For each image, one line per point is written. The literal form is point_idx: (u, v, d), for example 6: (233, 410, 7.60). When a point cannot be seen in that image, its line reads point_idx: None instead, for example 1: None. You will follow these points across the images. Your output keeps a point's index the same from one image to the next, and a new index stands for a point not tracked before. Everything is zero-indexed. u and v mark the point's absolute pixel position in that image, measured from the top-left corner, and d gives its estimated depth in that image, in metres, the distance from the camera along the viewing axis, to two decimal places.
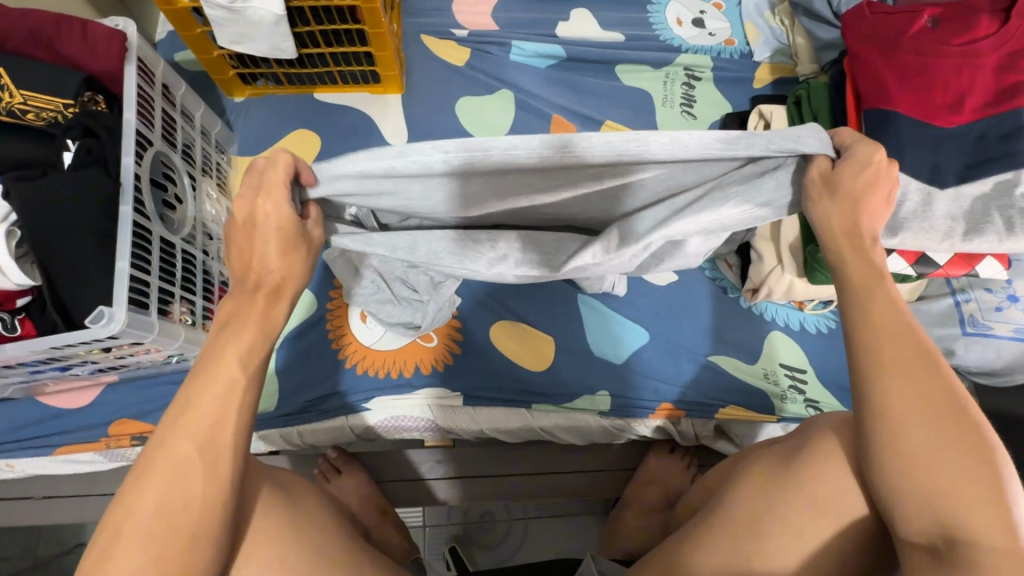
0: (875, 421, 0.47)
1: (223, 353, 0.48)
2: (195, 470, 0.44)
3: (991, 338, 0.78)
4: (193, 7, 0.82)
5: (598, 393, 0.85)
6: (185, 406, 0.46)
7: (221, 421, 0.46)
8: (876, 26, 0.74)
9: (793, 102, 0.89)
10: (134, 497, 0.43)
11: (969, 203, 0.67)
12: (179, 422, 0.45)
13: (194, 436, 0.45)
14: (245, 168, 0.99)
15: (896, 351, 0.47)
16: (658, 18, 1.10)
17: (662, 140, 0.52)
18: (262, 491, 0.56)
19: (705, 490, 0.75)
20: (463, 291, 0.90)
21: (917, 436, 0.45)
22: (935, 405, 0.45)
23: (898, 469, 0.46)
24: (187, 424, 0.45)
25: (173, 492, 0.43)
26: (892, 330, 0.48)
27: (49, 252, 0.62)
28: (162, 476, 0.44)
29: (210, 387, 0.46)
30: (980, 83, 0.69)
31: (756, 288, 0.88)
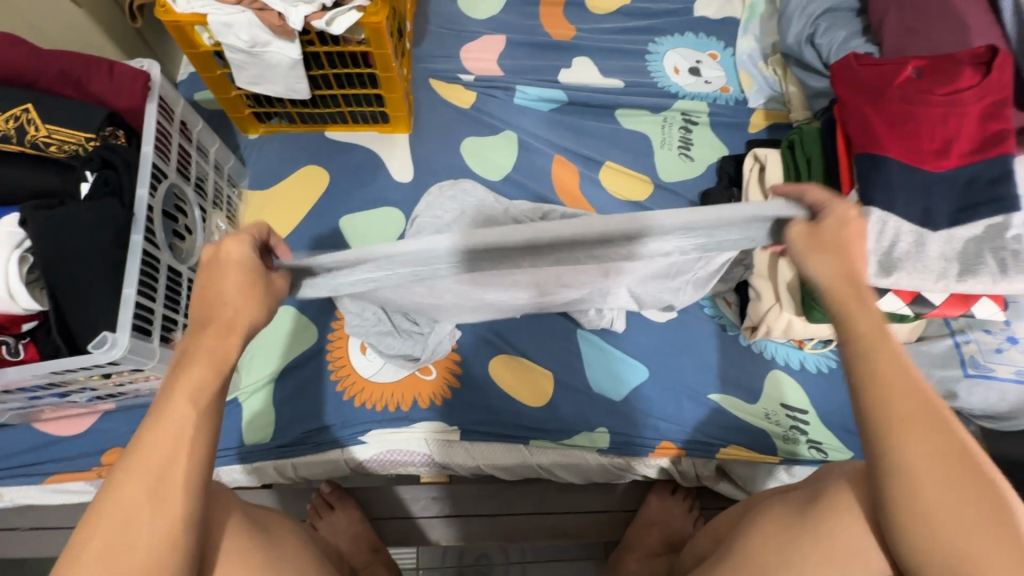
0: (900, 481, 0.43)
1: (171, 393, 0.45)
2: (144, 508, 0.42)
3: (993, 380, 0.77)
4: (216, 51, 0.87)
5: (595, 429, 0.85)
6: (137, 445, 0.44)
7: (180, 459, 0.44)
8: (864, 76, 0.77)
9: (786, 146, 0.92)
10: (84, 535, 0.41)
11: (962, 245, 0.68)
12: (137, 458, 0.43)
13: (154, 471, 0.43)
14: (254, 201, 1.01)
15: (903, 411, 0.44)
16: (655, 67, 1.16)
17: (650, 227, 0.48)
18: (229, 520, 0.55)
19: (713, 537, 0.73)
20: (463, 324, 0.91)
21: (938, 497, 0.42)
22: (955, 463, 0.42)
23: (930, 533, 0.41)
24: (141, 464, 0.43)
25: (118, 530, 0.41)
26: (900, 392, 0.44)
27: (60, 279, 0.63)
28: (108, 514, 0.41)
29: (163, 423, 0.44)
30: (966, 131, 0.72)
31: (755, 326, 0.88)
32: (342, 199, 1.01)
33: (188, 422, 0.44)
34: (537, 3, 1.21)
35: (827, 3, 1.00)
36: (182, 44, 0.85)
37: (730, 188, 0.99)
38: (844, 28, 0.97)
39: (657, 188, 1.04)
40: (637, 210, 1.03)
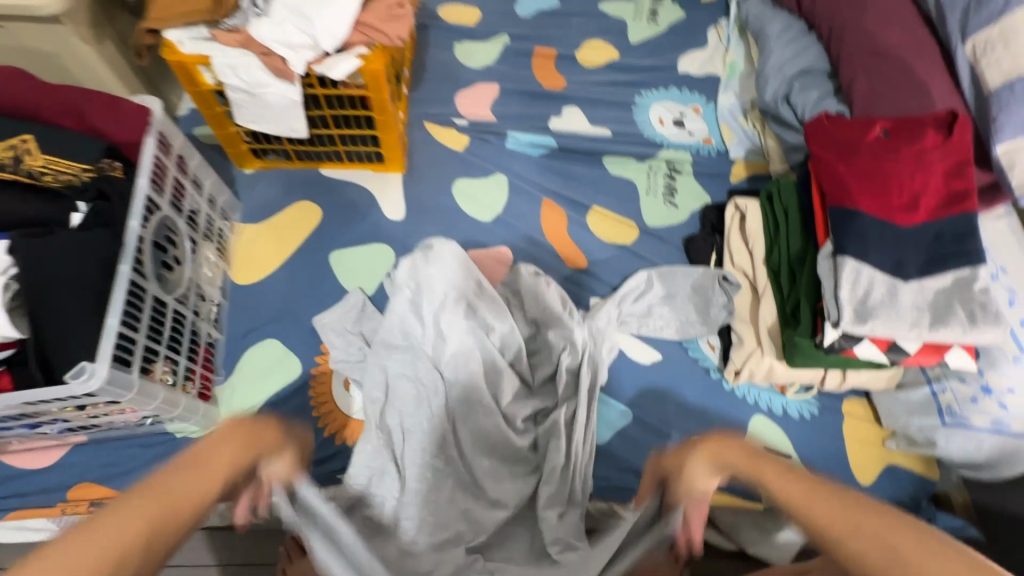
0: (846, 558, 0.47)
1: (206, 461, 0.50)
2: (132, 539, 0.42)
3: (970, 430, 0.78)
4: (217, 90, 0.90)
5: (579, 471, 0.84)
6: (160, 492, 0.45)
7: (192, 510, 0.47)
8: (835, 134, 0.82)
9: (765, 196, 0.95)
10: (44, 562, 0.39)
11: (933, 295, 0.71)
12: (138, 498, 0.44)
13: (149, 516, 0.44)
14: (245, 234, 1.02)
15: (826, 508, 0.50)
16: (641, 118, 1.21)
17: None
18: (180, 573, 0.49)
19: None
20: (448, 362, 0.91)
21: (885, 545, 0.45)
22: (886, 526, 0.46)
23: None
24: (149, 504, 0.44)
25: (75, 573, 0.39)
26: (822, 502, 0.50)
27: (40, 306, 0.62)
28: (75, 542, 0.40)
29: (185, 474, 0.48)
30: (932, 188, 0.76)
31: (737, 370, 0.89)
32: (334, 235, 1.02)
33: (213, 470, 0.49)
34: (529, 54, 1.28)
35: (801, 65, 1.06)
36: (185, 83, 0.88)
37: (713, 234, 1.02)
38: (817, 88, 1.02)
39: (643, 232, 1.07)
40: (623, 253, 1.05)
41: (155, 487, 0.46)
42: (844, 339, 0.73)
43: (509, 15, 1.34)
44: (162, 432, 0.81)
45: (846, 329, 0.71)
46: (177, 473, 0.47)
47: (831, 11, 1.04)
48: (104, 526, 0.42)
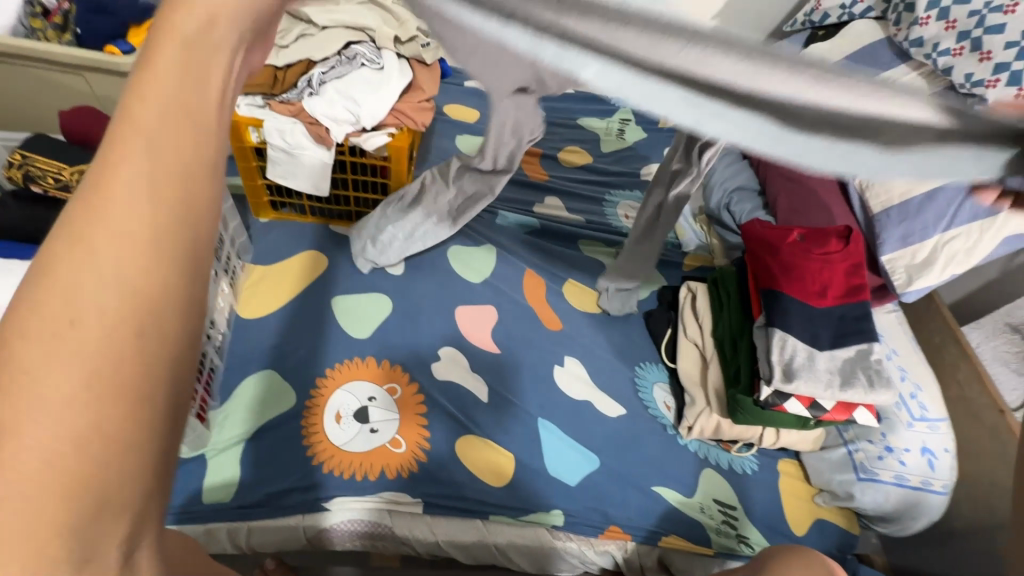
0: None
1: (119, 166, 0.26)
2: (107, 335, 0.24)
3: (878, 483, 0.93)
4: (257, 147, 1.04)
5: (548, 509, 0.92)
6: (90, 206, 0.26)
7: (155, 301, 0.26)
8: (763, 235, 1.04)
9: (712, 281, 1.15)
10: None
11: (841, 363, 0.89)
12: (56, 263, 0.25)
13: (67, 310, 0.24)
14: (254, 274, 1.11)
15: None
16: (610, 210, 1.44)
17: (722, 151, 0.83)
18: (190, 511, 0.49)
19: None
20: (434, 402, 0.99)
21: None
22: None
23: None
24: (100, 229, 0.25)
25: (53, 433, 0.23)
26: None
27: None
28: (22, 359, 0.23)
29: (100, 209, 0.25)
30: (836, 280, 0.97)
31: (690, 426, 1.03)
32: (336, 282, 1.12)
33: (139, 228, 0.26)
34: None
35: (737, 183, 1.33)
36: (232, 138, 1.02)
37: (669, 310, 1.20)
38: (750, 202, 1.28)
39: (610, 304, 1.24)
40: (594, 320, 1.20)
41: (87, 228, 0.25)
42: (776, 396, 0.89)
43: None
44: None
45: (777, 386, 0.87)
46: (107, 140, 0.26)
47: None
48: (70, 295, 0.24)
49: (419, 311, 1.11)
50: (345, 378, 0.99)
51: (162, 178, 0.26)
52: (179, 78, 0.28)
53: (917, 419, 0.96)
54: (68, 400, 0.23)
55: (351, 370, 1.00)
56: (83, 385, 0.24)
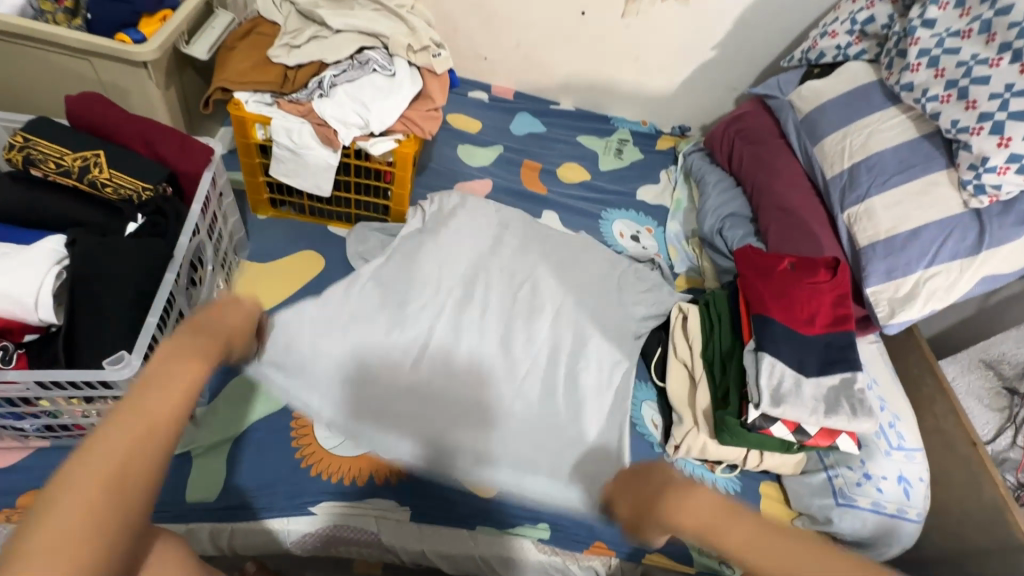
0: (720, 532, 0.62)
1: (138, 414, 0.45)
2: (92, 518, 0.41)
3: (856, 509, 0.96)
4: (263, 145, 1.04)
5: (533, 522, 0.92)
6: (110, 437, 0.44)
7: (129, 494, 0.43)
8: (756, 261, 1.07)
9: (703, 303, 1.16)
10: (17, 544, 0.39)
11: (827, 390, 0.92)
12: (86, 465, 0.43)
13: (109, 468, 0.43)
14: (249, 271, 1.10)
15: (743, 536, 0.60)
16: (605, 228, 1.46)
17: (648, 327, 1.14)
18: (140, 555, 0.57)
19: None
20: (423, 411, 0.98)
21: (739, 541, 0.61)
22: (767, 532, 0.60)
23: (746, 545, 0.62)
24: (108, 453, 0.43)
25: (66, 541, 0.40)
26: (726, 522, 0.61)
27: (84, 296, 0.68)
28: (64, 497, 0.41)
29: (114, 438, 0.44)
30: (824, 309, 1.00)
31: (678, 445, 1.04)
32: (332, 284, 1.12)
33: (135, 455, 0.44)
34: (519, 164, 1.53)
35: (731, 210, 1.36)
36: (237, 133, 1.01)
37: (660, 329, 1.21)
38: (742, 228, 1.32)
39: None
40: None
41: (106, 447, 0.44)
42: (763, 419, 0.91)
43: (505, 132, 1.62)
44: None
45: (765, 410, 0.89)
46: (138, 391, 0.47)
47: (753, 174, 1.35)
48: (85, 488, 0.42)
49: (405, 316, 1.08)
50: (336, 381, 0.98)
51: (160, 424, 0.46)
52: (196, 361, 0.50)
53: (895, 448, 0.99)
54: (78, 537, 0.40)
55: (339, 374, 0.99)
56: (80, 546, 0.40)
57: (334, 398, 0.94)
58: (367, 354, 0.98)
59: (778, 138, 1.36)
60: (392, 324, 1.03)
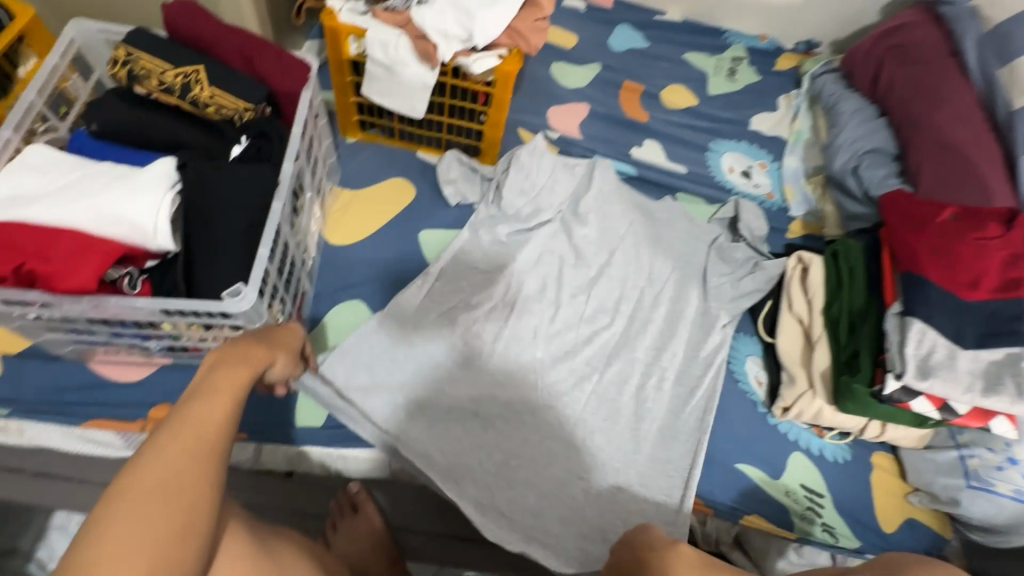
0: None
1: (190, 423, 0.48)
2: (171, 517, 0.43)
3: (993, 495, 0.86)
4: (355, 61, 0.96)
5: (626, 472, 0.91)
6: (165, 446, 0.46)
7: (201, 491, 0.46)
8: (908, 210, 0.92)
9: (830, 254, 1.03)
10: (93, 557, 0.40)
11: (986, 366, 0.79)
12: (147, 471, 0.44)
13: (165, 473, 0.44)
14: (341, 199, 1.06)
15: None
16: (713, 162, 1.31)
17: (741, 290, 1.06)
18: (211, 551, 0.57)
19: None
20: (518, 353, 0.96)
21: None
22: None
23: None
24: (164, 460, 0.45)
25: (140, 549, 0.41)
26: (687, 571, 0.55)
27: (200, 224, 0.67)
28: (133, 506, 0.42)
29: (168, 447, 0.46)
30: (993, 271, 0.85)
31: (786, 407, 0.96)
32: (424, 215, 1.07)
33: (196, 458, 0.46)
34: (618, 86, 1.37)
35: (871, 144, 1.17)
36: (330, 47, 0.94)
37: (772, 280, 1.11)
38: (883, 167, 1.13)
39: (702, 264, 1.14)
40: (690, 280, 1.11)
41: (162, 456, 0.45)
42: (903, 392, 0.80)
43: (603, 47, 1.44)
44: None
45: (908, 382, 0.78)
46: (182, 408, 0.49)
47: (906, 103, 1.14)
48: (153, 492, 0.43)
49: (497, 254, 1.03)
50: (432, 319, 0.97)
51: (213, 427, 0.49)
52: (233, 376, 0.54)
53: None
54: (156, 536, 0.42)
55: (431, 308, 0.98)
56: (168, 538, 0.42)
57: (428, 347, 0.95)
58: (441, 317, 0.97)
59: (947, 58, 1.15)
60: (466, 284, 1.00)
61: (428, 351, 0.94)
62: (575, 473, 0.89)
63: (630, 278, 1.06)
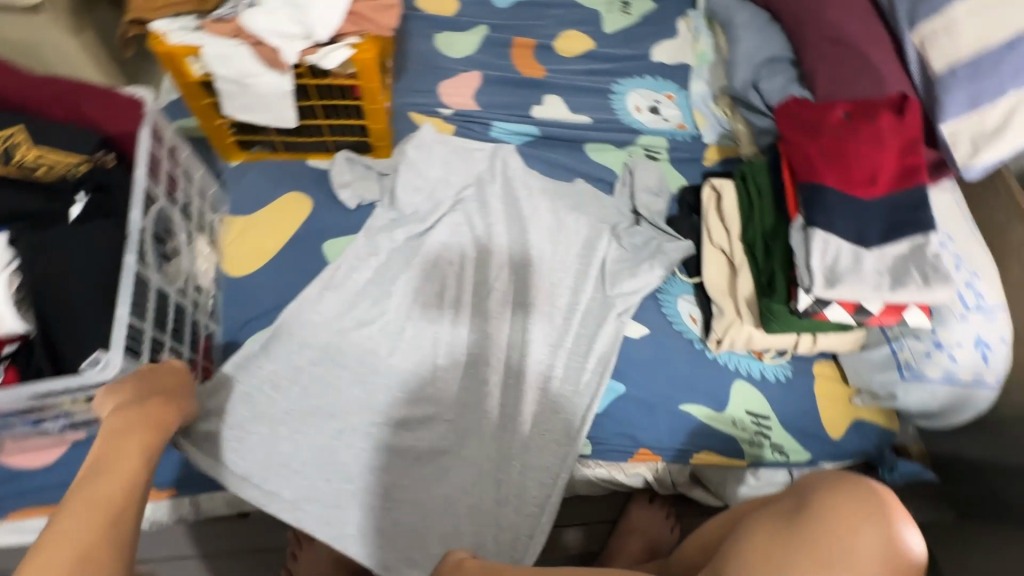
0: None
1: (99, 485, 0.51)
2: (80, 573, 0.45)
3: (926, 381, 0.87)
4: (205, 81, 0.90)
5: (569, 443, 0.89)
6: (77, 508, 0.49)
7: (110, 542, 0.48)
8: (801, 116, 0.89)
9: (739, 177, 1.02)
10: None
11: (892, 261, 0.79)
12: (58, 533, 0.47)
13: (78, 531, 0.47)
14: (235, 228, 1.01)
15: None
16: (618, 105, 1.26)
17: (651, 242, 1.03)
18: None
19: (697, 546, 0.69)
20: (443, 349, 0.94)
21: None
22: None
23: None
24: (75, 520, 0.48)
25: None
26: None
27: (48, 298, 0.63)
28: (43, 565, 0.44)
29: (76, 509, 0.49)
30: (890, 162, 0.83)
31: (719, 338, 0.96)
32: (325, 226, 1.04)
33: (106, 514, 0.49)
34: (509, 44, 1.31)
35: (768, 53, 1.12)
36: (172, 73, 0.88)
37: (691, 214, 1.09)
38: (783, 74, 1.09)
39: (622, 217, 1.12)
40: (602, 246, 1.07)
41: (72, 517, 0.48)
42: (817, 304, 0.80)
43: (486, 6, 1.36)
44: None
45: (818, 294, 0.78)
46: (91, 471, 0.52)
47: (793, 3, 1.10)
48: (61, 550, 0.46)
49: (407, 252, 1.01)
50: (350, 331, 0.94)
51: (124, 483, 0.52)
52: (143, 435, 0.58)
53: (971, 309, 0.87)
54: None
55: (346, 319, 0.95)
56: None
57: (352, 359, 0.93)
58: (360, 326, 0.94)
59: None
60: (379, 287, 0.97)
61: (350, 365, 0.92)
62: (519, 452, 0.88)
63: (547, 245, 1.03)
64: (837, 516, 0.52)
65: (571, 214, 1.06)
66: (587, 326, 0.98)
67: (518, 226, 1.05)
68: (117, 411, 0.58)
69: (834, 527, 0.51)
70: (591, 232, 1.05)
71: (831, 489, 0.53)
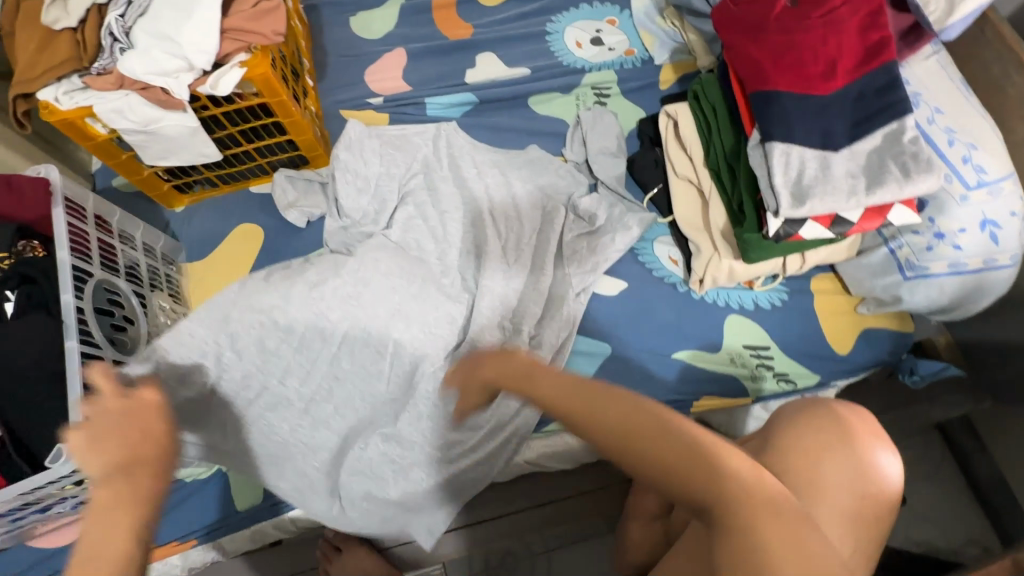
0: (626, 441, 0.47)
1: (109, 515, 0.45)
2: None
3: (931, 278, 0.80)
4: (115, 137, 0.87)
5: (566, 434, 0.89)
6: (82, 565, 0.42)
7: None
8: (741, 16, 0.79)
9: (692, 98, 0.93)
10: None
11: (865, 158, 0.71)
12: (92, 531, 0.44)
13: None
14: (195, 274, 1.01)
15: (641, 440, 0.46)
16: (557, 46, 1.15)
17: (609, 208, 0.97)
18: None
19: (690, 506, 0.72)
20: (420, 353, 0.89)
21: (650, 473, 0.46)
22: (728, 456, 0.45)
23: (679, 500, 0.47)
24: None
25: None
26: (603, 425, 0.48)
27: (6, 401, 0.64)
28: None
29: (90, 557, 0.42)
30: (849, 46, 0.73)
31: (701, 278, 0.90)
32: (281, 251, 1.02)
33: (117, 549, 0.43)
34: (428, 8, 1.20)
35: None
36: (78, 137, 0.85)
37: (653, 148, 1.00)
38: None
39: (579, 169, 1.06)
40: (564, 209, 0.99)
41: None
42: (788, 225, 0.73)
43: None
44: (171, 480, 0.85)
45: (787, 215, 0.71)
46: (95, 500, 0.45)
47: None
48: None
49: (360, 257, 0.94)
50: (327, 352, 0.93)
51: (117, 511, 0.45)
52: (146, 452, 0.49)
53: (973, 188, 0.76)
54: None
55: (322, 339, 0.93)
56: None
57: None
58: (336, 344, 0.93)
59: None
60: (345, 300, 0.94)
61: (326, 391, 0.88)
62: (510, 443, 0.86)
63: (508, 218, 0.98)
64: (808, 447, 0.59)
65: (525, 192, 1.00)
66: (558, 300, 0.93)
67: (473, 204, 0.98)
68: (107, 476, 0.46)
69: (808, 458, 0.58)
70: (551, 200, 0.99)
71: (799, 423, 0.60)
